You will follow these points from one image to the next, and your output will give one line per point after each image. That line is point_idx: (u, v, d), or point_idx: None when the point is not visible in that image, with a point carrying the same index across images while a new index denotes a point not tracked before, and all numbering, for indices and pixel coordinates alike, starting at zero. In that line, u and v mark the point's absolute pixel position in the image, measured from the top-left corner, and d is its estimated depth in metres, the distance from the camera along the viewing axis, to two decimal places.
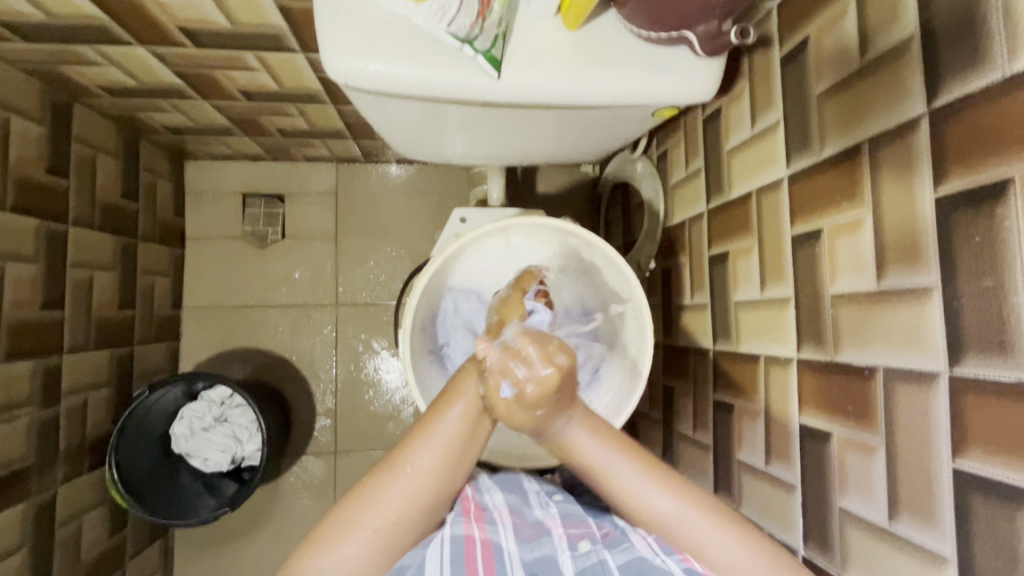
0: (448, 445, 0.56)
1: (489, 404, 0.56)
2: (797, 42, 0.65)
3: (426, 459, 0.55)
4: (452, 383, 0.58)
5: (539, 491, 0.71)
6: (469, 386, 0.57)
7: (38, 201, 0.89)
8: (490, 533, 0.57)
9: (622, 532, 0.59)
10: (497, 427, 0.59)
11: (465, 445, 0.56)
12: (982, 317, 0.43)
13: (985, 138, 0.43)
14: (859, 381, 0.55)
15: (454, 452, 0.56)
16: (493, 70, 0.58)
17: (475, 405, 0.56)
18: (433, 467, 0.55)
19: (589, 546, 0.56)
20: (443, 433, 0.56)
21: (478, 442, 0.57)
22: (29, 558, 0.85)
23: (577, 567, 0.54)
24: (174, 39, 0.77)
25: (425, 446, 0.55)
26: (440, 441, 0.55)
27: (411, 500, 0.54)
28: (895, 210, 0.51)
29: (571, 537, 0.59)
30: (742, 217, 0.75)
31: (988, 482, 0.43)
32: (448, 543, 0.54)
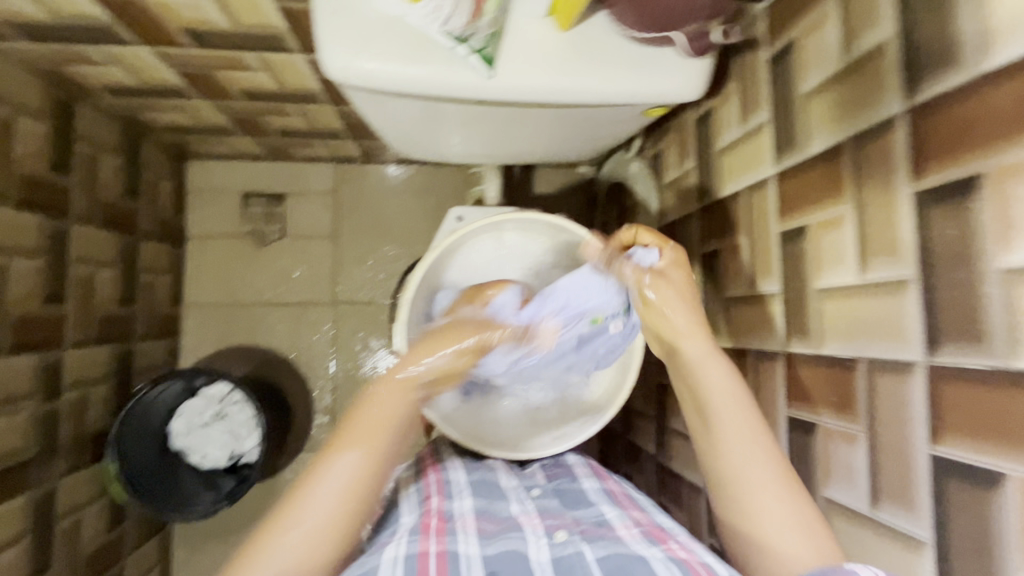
0: (339, 492, 0.57)
1: (381, 447, 0.60)
2: (783, 43, 0.66)
3: (317, 509, 0.56)
4: (346, 425, 0.61)
5: (517, 488, 0.73)
6: (359, 428, 0.60)
7: (41, 197, 0.90)
8: (447, 544, 0.58)
9: (599, 530, 0.63)
10: (392, 467, 0.61)
11: (358, 488, 0.58)
12: (956, 308, 0.45)
13: (958, 136, 0.45)
14: (842, 372, 0.57)
15: (345, 500, 0.57)
16: (486, 68, 0.60)
17: (366, 448, 0.59)
18: (323, 516, 0.56)
19: (566, 537, 0.60)
20: (333, 478, 0.57)
21: (371, 487, 0.59)
22: (30, 550, 0.86)
23: (554, 556, 0.58)
24: (176, 39, 0.78)
25: (315, 494, 0.56)
26: (332, 486, 0.57)
27: (301, 557, 0.54)
28: (875, 205, 0.53)
29: (549, 527, 0.63)
30: (732, 215, 0.77)
31: (962, 467, 0.44)
32: (402, 562, 0.54)
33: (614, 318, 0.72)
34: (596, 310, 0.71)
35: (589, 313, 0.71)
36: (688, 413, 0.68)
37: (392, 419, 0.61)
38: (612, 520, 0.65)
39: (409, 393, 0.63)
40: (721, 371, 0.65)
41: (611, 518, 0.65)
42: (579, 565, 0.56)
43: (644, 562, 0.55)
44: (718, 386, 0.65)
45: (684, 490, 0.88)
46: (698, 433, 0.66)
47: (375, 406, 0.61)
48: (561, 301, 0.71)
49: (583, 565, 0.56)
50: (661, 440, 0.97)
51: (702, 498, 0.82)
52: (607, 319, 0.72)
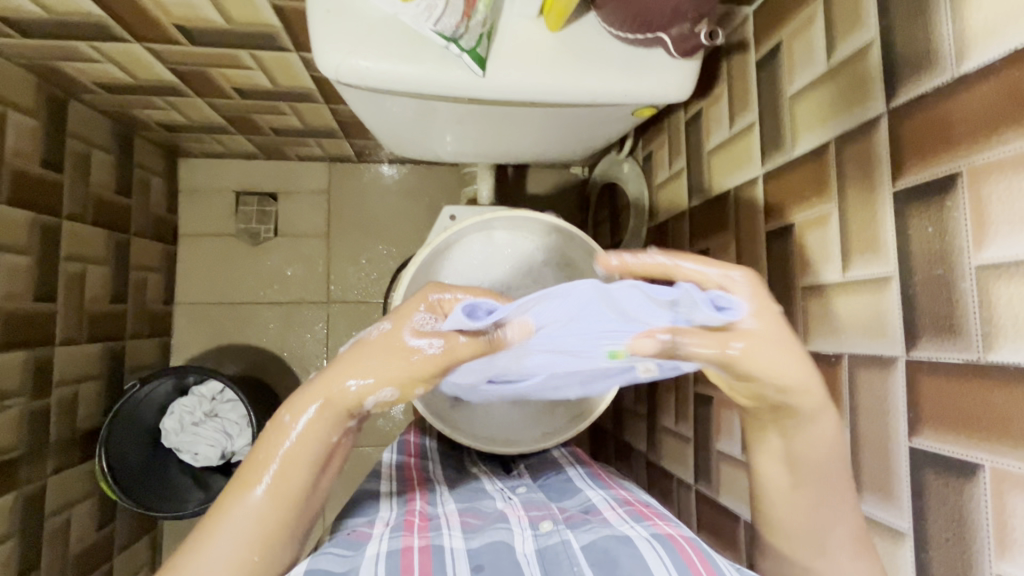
0: (245, 536, 0.50)
1: (295, 483, 0.52)
2: (771, 46, 0.68)
3: (218, 558, 0.49)
4: (254, 458, 0.53)
5: (501, 489, 0.75)
6: (268, 464, 0.52)
7: (32, 194, 0.90)
8: (431, 539, 0.58)
9: (584, 518, 0.63)
10: (310, 503, 0.54)
11: (267, 530, 0.51)
12: (934, 303, 0.46)
13: (936, 136, 0.46)
14: (826, 368, 0.58)
15: (253, 546, 0.50)
16: (478, 67, 0.60)
17: (276, 487, 0.51)
18: (226, 565, 0.49)
19: (551, 528, 0.61)
20: (236, 520, 0.50)
21: (286, 527, 0.52)
22: (19, 548, 0.86)
23: (539, 547, 0.58)
24: (170, 37, 0.79)
25: (215, 542, 0.49)
26: (235, 531, 0.50)
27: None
28: (858, 205, 0.54)
29: (534, 517, 0.64)
30: (721, 214, 0.78)
31: (939, 458, 0.45)
32: (384, 558, 0.53)
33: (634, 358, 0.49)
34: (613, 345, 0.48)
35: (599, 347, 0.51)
36: (768, 462, 0.56)
37: (315, 454, 0.53)
38: (597, 505, 0.66)
39: (331, 422, 0.53)
40: (829, 427, 0.51)
41: (597, 503, 0.66)
42: (565, 558, 0.55)
43: (629, 542, 0.54)
44: (820, 445, 0.51)
45: (674, 487, 0.89)
46: (781, 480, 0.55)
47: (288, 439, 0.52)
48: (566, 323, 0.49)
49: (570, 556, 0.55)
50: (651, 438, 0.98)
51: (691, 494, 0.83)
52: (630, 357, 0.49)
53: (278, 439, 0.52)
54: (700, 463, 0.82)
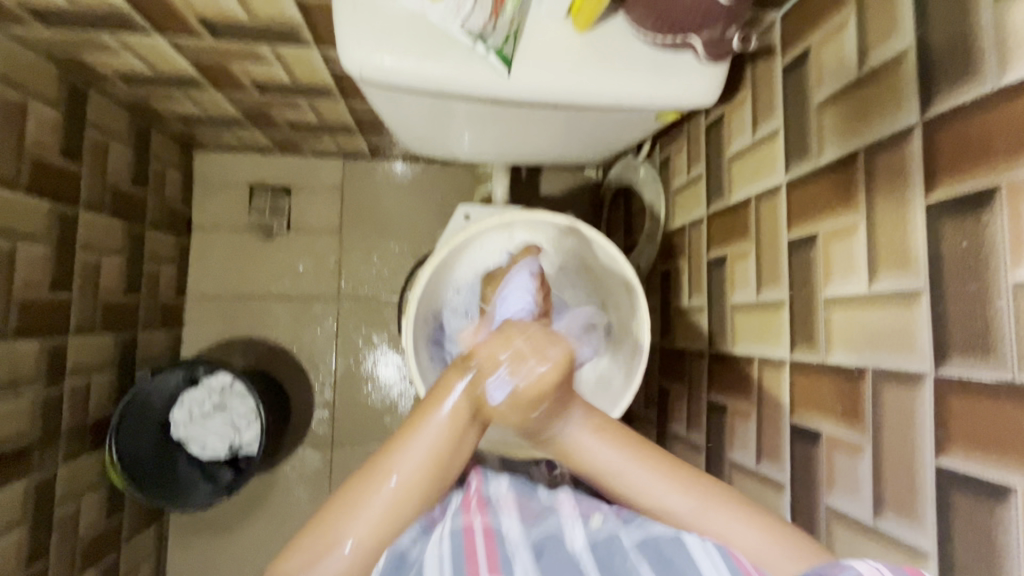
0: (433, 451, 0.55)
1: (474, 410, 0.57)
2: (799, 52, 0.67)
3: (411, 463, 0.55)
4: (440, 385, 0.58)
5: (549, 482, 0.71)
6: (453, 389, 0.57)
7: (51, 184, 0.90)
8: (491, 521, 0.58)
9: (634, 510, 0.60)
10: (480, 430, 0.59)
11: (450, 449, 0.56)
12: (967, 320, 0.45)
13: (974, 148, 0.45)
14: (849, 381, 0.57)
15: (438, 459, 0.56)
16: (504, 67, 0.60)
17: (459, 410, 0.57)
18: (416, 473, 0.55)
19: (602, 521, 0.58)
20: (427, 438, 0.56)
21: (461, 448, 0.57)
22: (29, 535, 0.86)
23: (589, 542, 0.56)
24: (193, 30, 0.79)
25: (410, 452, 0.55)
26: (425, 446, 0.56)
27: (394, 510, 0.54)
28: (887, 218, 0.53)
29: (581, 512, 0.61)
30: (741, 222, 0.77)
31: (967, 479, 0.45)
32: (449, 540, 0.55)
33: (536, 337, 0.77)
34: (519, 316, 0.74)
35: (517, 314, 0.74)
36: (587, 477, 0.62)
37: (493, 381, 0.59)
38: None
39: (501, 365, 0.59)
40: (598, 434, 0.59)
41: None
42: (617, 557, 0.54)
43: (679, 540, 0.53)
44: (592, 445, 0.59)
45: None
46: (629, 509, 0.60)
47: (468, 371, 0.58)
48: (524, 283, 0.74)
49: (620, 555, 0.54)
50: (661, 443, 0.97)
51: None
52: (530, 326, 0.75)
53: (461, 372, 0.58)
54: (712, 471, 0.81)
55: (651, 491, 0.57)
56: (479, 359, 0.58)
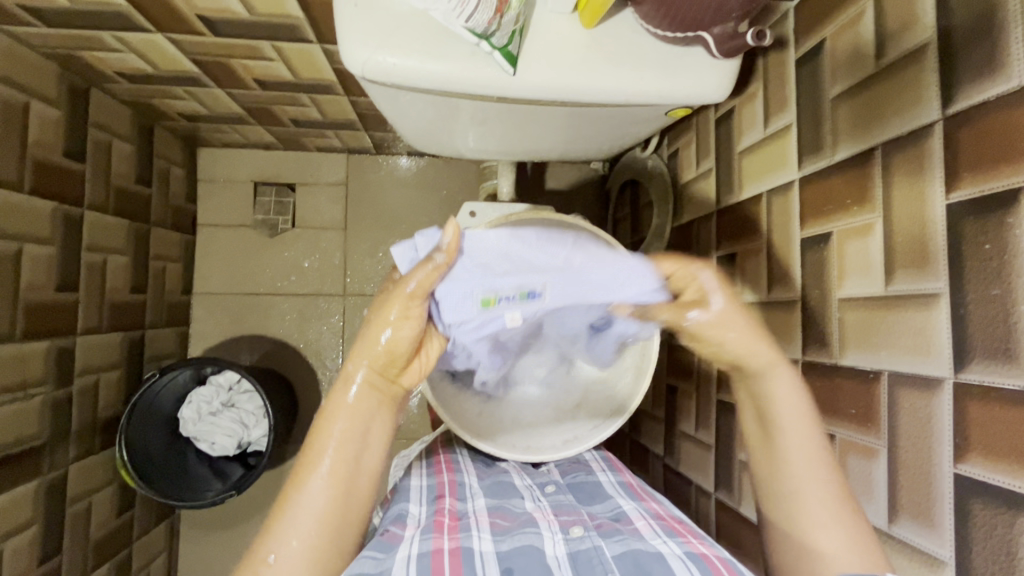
0: (318, 511, 0.57)
1: (350, 462, 0.60)
2: (813, 44, 0.65)
3: (293, 539, 0.56)
4: (309, 450, 0.61)
5: (531, 486, 0.76)
6: (324, 449, 0.60)
7: (55, 184, 0.90)
8: (462, 541, 0.60)
9: (615, 527, 0.65)
10: (367, 482, 0.62)
11: (333, 514, 0.58)
12: (988, 324, 0.44)
13: (998, 147, 0.43)
14: (863, 384, 0.55)
15: (329, 517, 0.58)
16: (508, 66, 0.58)
17: (338, 465, 0.60)
18: (300, 550, 0.56)
19: (582, 533, 0.63)
20: (308, 504, 0.58)
21: (351, 504, 0.60)
22: (42, 534, 0.87)
23: (570, 551, 0.61)
24: (193, 28, 0.77)
25: (293, 527, 0.56)
26: (307, 515, 0.57)
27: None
28: (905, 217, 0.51)
29: (564, 522, 0.66)
30: (752, 218, 0.75)
31: (985, 487, 0.44)
32: (417, 558, 0.55)
33: (508, 303, 0.64)
34: (487, 289, 0.63)
35: (482, 290, 0.62)
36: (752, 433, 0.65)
37: (366, 424, 0.62)
38: (628, 513, 0.67)
39: (367, 404, 0.62)
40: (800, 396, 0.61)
41: (628, 511, 0.68)
42: (597, 561, 0.58)
43: (661, 558, 0.57)
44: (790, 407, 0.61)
45: (692, 493, 0.87)
46: (760, 457, 0.64)
47: (341, 416, 0.61)
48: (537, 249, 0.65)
49: (600, 560, 0.58)
50: (668, 441, 0.97)
51: (711, 502, 0.81)
52: (501, 303, 0.63)
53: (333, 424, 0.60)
54: (721, 470, 0.80)
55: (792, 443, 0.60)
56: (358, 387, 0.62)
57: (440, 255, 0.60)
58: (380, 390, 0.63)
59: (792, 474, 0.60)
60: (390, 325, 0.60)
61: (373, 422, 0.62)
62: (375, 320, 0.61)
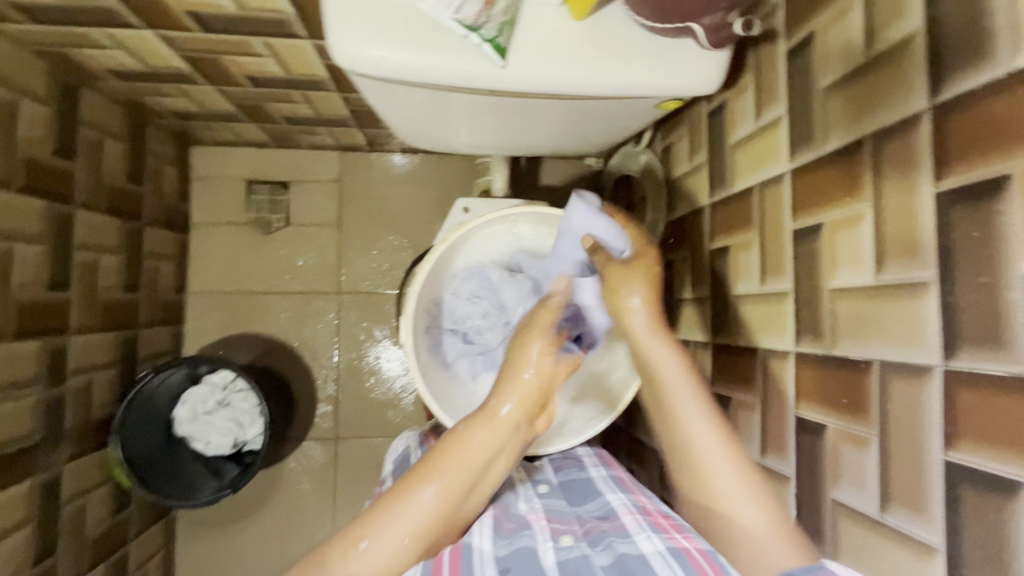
0: (418, 525, 0.57)
1: (464, 488, 0.60)
2: (803, 36, 0.65)
3: (390, 536, 0.56)
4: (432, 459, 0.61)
5: (524, 484, 0.76)
6: (447, 467, 0.60)
7: (45, 182, 0.89)
8: (464, 536, 0.63)
9: (604, 528, 0.65)
10: (464, 511, 0.62)
11: (431, 531, 0.58)
12: (977, 312, 0.44)
13: (986, 135, 0.43)
14: (855, 373, 0.56)
15: (424, 531, 0.58)
16: (499, 58, 0.58)
17: (453, 486, 0.59)
18: (391, 549, 0.56)
19: (572, 542, 0.63)
20: (413, 511, 0.57)
21: (444, 527, 0.60)
22: (36, 535, 0.87)
23: (560, 560, 0.60)
24: (182, 24, 0.77)
25: (393, 525, 0.57)
26: (408, 521, 0.57)
27: (372, 574, 0.55)
28: (894, 208, 0.51)
29: (555, 530, 0.65)
30: (744, 211, 0.75)
31: (975, 474, 0.44)
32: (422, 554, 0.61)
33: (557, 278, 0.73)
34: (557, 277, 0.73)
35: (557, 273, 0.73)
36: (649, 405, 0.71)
37: (494, 453, 0.62)
38: (616, 509, 0.68)
39: (499, 443, 0.62)
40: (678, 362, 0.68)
41: (617, 507, 0.68)
42: (585, 570, 0.58)
43: (645, 559, 0.57)
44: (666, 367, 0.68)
45: None
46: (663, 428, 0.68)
47: (474, 440, 0.61)
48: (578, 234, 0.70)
49: (588, 568, 0.59)
50: None
51: None
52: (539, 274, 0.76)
53: (464, 447, 0.61)
54: None
55: (688, 418, 0.66)
56: (498, 421, 0.62)
57: (555, 295, 0.70)
58: (519, 432, 0.64)
59: (689, 441, 0.65)
60: (535, 361, 0.64)
61: (497, 458, 0.63)
62: (518, 353, 0.65)
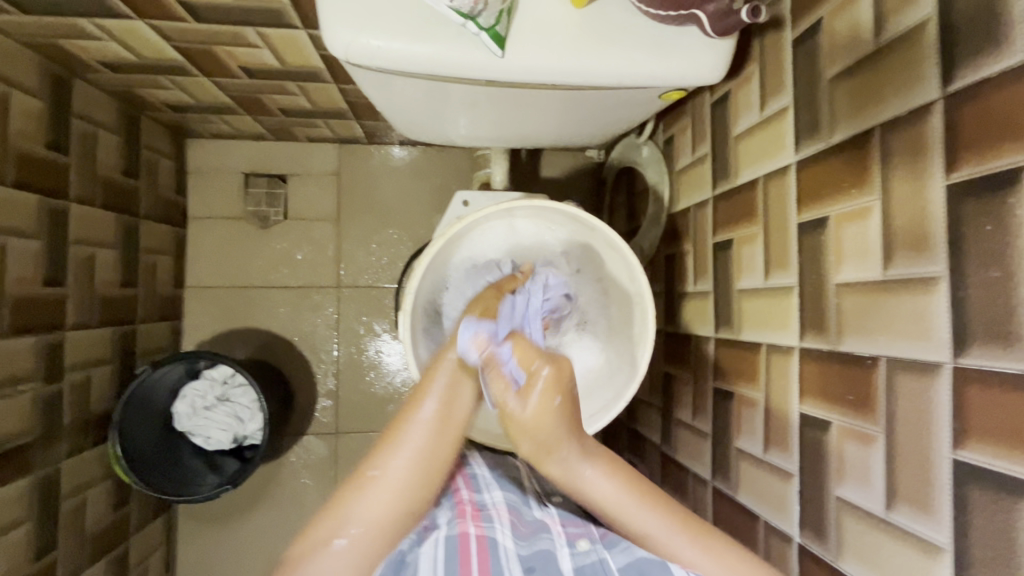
0: (418, 445, 0.60)
1: (448, 407, 0.62)
2: (810, 24, 0.63)
3: (393, 464, 0.58)
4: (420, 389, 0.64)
5: (539, 493, 0.77)
6: (431, 390, 0.63)
7: (39, 177, 0.88)
8: (485, 530, 0.63)
9: (620, 532, 0.64)
10: (461, 431, 0.63)
11: (431, 446, 0.60)
12: (988, 307, 0.43)
13: (999, 125, 0.42)
14: (861, 370, 0.55)
15: (425, 450, 0.60)
16: (497, 48, 0.57)
17: (440, 409, 0.62)
18: (402, 470, 0.58)
19: (589, 546, 0.62)
20: (409, 436, 0.60)
21: (444, 446, 0.61)
22: (35, 531, 0.86)
23: (576, 565, 0.59)
24: (175, 14, 0.75)
25: (395, 456, 0.58)
26: (408, 446, 0.59)
27: (387, 500, 0.56)
28: (903, 201, 0.50)
29: (571, 535, 0.65)
30: (748, 204, 0.74)
31: (984, 473, 0.43)
32: (443, 543, 0.60)
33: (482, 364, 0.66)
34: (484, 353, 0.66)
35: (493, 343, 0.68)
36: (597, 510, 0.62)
37: (464, 375, 0.65)
38: None
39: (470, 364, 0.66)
40: (607, 476, 0.61)
41: None
42: None
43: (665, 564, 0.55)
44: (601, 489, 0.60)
45: (689, 482, 0.87)
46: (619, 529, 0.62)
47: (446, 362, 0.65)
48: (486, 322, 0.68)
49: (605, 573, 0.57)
50: (665, 430, 0.96)
51: (709, 490, 0.81)
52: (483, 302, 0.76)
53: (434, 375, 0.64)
54: (718, 458, 0.80)
55: (639, 514, 0.59)
56: (463, 346, 0.66)
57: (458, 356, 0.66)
58: (485, 350, 0.67)
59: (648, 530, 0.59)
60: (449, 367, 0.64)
61: (470, 377, 0.65)
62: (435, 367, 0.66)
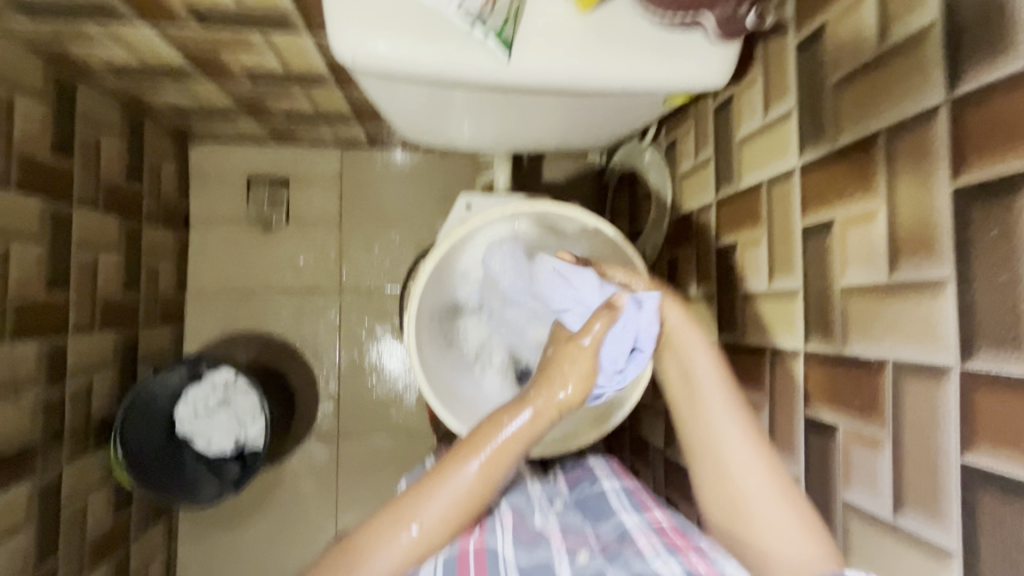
0: (457, 500, 0.58)
1: (500, 470, 0.59)
2: (814, 29, 0.63)
3: (431, 514, 0.58)
4: (475, 437, 0.60)
5: (541, 497, 0.75)
6: (485, 446, 0.59)
7: (43, 181, 0.88)
8: (486, 541, 0.62)
9: (619, 547, 0.63)
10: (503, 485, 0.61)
11: (472, 506, 0.59)
12: (995, 311, 0.43)
13: (1005, 130, 0.42)
14: (868, 374, 0.55)
15: (462, 507, 0.58)
16: (504, 52, 0.57)
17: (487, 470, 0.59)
18: (438, 522, 0.58)
19: (587, 560, 0.61)
20: (451, 489, 0.58)
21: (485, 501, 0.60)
22: (37, 536, 0.86)
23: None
24: (180, 19, 0.76)
25: (433, 503, 0.58)
26: (447, 498, 0.58)
27: (417, 555, 0.57)
28: (908, 204, 0.50)
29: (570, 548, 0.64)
30: (752, 208, 0.74)
31: (993, 477, 0.43)
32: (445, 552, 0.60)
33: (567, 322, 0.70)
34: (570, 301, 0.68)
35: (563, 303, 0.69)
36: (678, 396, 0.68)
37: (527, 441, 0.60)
38: (631, 530, 0.66)
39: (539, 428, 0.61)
40: (715, 370, 0.66)
41: (631, 529, 0.66)
42: None
43: None
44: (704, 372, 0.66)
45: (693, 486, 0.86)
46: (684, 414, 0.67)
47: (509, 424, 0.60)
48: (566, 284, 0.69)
49: None
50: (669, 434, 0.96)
51: None
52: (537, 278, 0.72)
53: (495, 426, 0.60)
54: None
55: (717, 413, 0.65)
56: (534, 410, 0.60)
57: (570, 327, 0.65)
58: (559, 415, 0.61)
59: (717, 443, 0.63)
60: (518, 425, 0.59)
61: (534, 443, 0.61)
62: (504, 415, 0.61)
